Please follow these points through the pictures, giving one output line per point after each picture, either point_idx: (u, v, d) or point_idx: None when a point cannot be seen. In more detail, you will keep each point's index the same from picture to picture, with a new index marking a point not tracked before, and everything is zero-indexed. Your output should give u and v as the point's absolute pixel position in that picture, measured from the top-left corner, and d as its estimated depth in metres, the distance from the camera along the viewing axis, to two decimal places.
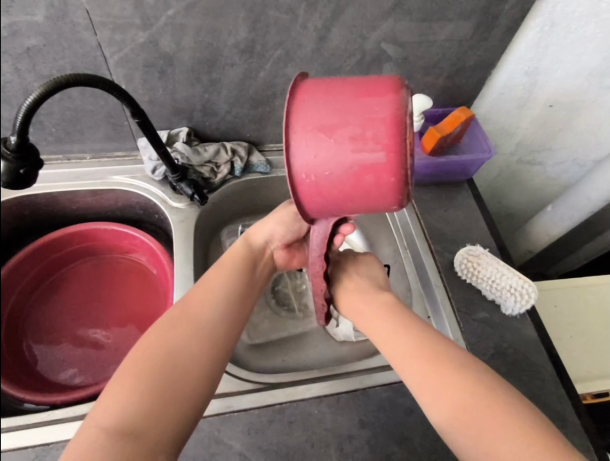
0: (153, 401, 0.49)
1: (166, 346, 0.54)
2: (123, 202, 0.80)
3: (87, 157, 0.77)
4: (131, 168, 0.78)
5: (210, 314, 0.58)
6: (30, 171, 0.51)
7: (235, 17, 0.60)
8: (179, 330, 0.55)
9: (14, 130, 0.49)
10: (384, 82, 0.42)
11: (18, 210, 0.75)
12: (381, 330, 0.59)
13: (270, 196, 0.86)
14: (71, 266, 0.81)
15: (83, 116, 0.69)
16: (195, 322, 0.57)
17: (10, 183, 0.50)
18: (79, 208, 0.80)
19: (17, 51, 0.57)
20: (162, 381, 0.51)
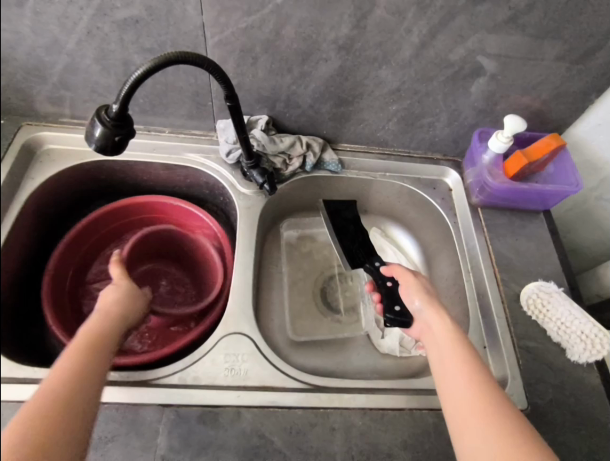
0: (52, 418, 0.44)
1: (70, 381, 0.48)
2: (192, 180, 0.81)
3: (166, 131, 0.79)
4: (206, 148, 0.79)
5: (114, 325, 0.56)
6: (123, 139, 0.53)
7: (341, 13, 0.59)
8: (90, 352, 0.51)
9: (118, 99, 0.50)
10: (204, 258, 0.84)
11: (96, 173, 0.79)
12: (436, 335, 0.60)
13: (334, 195, 0.85)
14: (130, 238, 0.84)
15: (171, 92, 0.71)
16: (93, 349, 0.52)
17: (105, 150, 0.52)
18: (150, 180, 0.82)
19: (125, 22, 0.59)
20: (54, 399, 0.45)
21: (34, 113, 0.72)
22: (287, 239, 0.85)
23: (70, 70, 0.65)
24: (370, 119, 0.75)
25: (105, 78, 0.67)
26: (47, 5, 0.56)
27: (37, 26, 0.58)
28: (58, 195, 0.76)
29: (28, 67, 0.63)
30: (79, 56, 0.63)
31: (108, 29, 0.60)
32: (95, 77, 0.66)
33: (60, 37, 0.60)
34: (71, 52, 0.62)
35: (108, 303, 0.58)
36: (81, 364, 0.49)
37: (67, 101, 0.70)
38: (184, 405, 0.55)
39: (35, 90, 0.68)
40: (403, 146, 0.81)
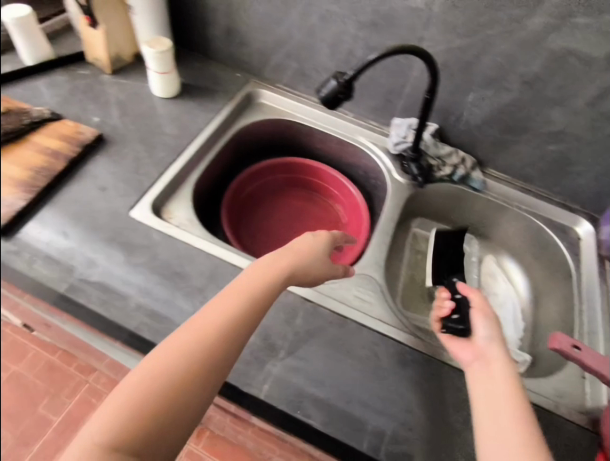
0: (177, 386, 0.47)
1: (170, 365, 0.48)
2: (354, 160, 0.99)
3: (351, 115, 0.97)
4: (376, 136, 0.96)
5: (243, 304, 0.54)
6: (343, 98, 0.74)
7: (537, 53, 0.72)
8: (222, 345, 0.51)
9: (356, 69, 0.71)
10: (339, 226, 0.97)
11: (286, 130, 1.00)
12: (488, 352, 0.60)
13: (466, 213, 0.96)
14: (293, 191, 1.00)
15: (370, 84, 0.89)
16: (217, 340, 0.51)
17: (327, 101, 0.74)
18: (322, 150, 1.02)
19: (366, 23, 0.79)
20: (151, 394, 0.46)
21: (261, 74, 0.98)
22: (414, 234, 0.98)
23: (306, 49, 0.89)
24: (524, 152, 0.86)
25: (328, 62, 0.89)
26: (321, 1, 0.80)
27: (304, 12, 0.83)
28: (256, 138, 0.99)
29: (279, 39, 0.90)
30: (320, 41, 0.86)
31: (351, 26, 0.81)
32: (322, 60, 0.90)
33: (316, 25, 0.84)
34: (316, 36, 0.86)
35: (225, 299, 0.54)
36: (204, 360, 0.49)
37: (289, 72, 0.96)
38: (320, 305, 0.69)
39: (275, 58, 0.94)
40: (547, 187, 0.90)
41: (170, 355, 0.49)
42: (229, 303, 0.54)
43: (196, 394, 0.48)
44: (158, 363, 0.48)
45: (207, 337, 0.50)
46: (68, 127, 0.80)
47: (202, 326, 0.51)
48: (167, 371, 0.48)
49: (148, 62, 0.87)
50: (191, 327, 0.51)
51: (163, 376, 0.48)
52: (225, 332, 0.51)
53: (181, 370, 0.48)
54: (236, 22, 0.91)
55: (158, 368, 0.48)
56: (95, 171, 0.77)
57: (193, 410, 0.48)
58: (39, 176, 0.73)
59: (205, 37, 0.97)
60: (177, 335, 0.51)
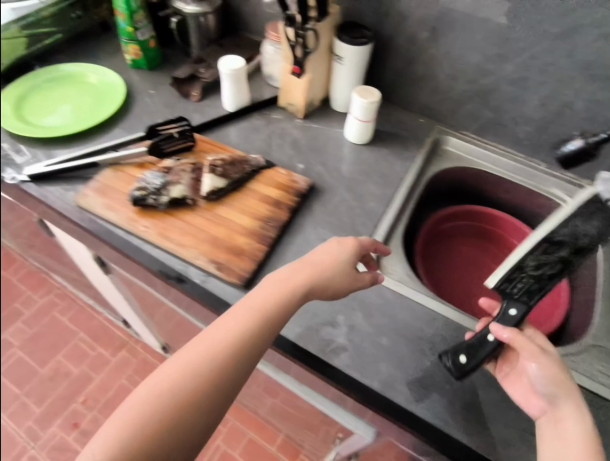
0: (193, 396, 0.49)
1: (189, 367, 0.51)
2: (542, 210, 0.95)
3: (542, 165, 0.94)
4: (572, 189, 0.91)
5: (272, 319, 0.56)
6: (585, 159, 0.71)
7: None
8: (235, 352, 0.53)
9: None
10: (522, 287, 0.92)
11: (468, 177, 0.98)
12: (554, 397, 0.52)
13: None
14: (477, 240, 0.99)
15: None
16: (238, 345, 0.53)
17: (566, 159, 0.72)
18: (503, 197, 0.99)
19: (598, 77, 0.75)
20: (173, 397, 0.49)
21: (447, 120, 0.97)
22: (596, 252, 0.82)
23: (510, 100, 0.86)
24: None
25: (532, 112, 0.86)
26: (547, 54, 0.77)
27: (521, 65, 0.80)
28: (440, 184, 0.98)
29: (481, 89, 0.88)
30: (531, 93, 0.83)
31: (577, 79, 0.77)
32: (525, 110, 0.86)
33: (531, 77, 0.81)
34: (529, 87, 0.83)
35: (255, 303, 0.56)
36: (222, 368, 0.51)
37: (481, 120, 0.94)
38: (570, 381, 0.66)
39: (466, 105, 0.92)
40: None
41: (198, 363, 0.51)
42: (249, 317, 0.55)
43: (208, 398, 0.50)
44: (180, 371, 0.51)
45: (221, 342, 0.52)
46: (283, 177, 0.81)
47: (220, 339, 0.53)
48: (200, 381, 0.50)
49: (353, 107, 0.87)
50: (209, 336, 0.53)
51: (188, 383, 0.50)
52: (241, 340, 0.53)
53: (202, 374, 0.51)
54: (433, 71, 0.90)
55: (190, 372, 0.51)
56: (312, 220, 0.78)
57: (212, 416, 0.50)
58: (268, 227, 0.74)
59: (393, 83, 0.97)
60: (205, 345, 0.52)
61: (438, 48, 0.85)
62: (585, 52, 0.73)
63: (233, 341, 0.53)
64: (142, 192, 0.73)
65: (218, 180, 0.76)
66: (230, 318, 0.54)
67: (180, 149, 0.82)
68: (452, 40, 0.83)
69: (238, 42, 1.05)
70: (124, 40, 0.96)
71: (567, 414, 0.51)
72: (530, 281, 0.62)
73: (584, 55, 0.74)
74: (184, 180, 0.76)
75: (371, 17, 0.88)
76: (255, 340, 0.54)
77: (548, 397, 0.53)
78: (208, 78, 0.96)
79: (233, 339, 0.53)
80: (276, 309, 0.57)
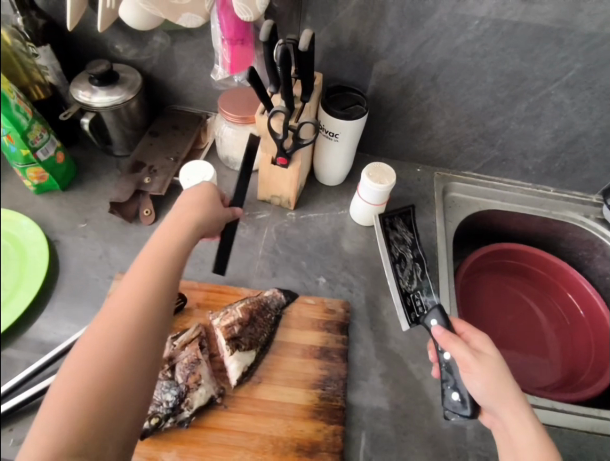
0: (114, 365, 0.36)
1: (93, 341, 0.37)
2: (560, 234, 0.87)
3: (551, 190, 0.86)
4: (586, 208, 0.84)
5: (164, 265, 0.43)
6: None
7: None
8: (142, 320, 0.39)
9: None
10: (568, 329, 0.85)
11: (479, 219, 0.86)
12: (473, 382, 0.49)
13: None
14: (505, 277, 0.91)
15: (594, 159, 0.77)
16: (145, 316, 0.39)
17: None
18: (517, 230, 0.89)
19: None
20: (92, 390, 0.35)
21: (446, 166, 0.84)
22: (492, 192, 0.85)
23: (519, 137, 0.76)
24: None
25: (543, 145, 0.77)
26: (564, 89, 0.67)
27: (536, 102, 0.70)
28: (460, 232, 0.88)
29: (486, 131, 0.76)
30: (543, 127, 0.74)
31: (595, 110, 0.69)
32: (536, 143, 0.77)
33: (544, 113, 0.71)
34: (541, 122, 0.73)
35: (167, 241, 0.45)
36: (137, 333, 0.38)
37: (484, 159, 0.82)
38: None
39: (469, 148, 0.80)
40: None
41: (104, 341, 0.37)
42: (144, 278, 0.41)
43: (137, 382, 0.37)
44: (86, 354, 0.36)
45: (133, 311, 0.39)
46: (316, 309, 0.64)
47: (129, 302, 0.39)
48: (109, 356, 0.37)
49: (361, 189, 0.70)
50: (112, 309, 0.39)
51: (100, 359, 0.36)
52: (146, 303, 0.40)
53: (110, 348, 0.37)
54: (430, 119, 0.76)
55: (90, 358, 0.36)
56: (370, 353, 0.62)
57: (139, 392, 0.37)
58: (329, 394, 0.57)
59: (379, 137, 0.81)
60: (104, 320, 0.38)
61: (436, 96, 0.72)
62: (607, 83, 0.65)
63: (133, 302, 0.39)
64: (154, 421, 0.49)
65: (247, 355, 0.56)
66: (128, 281, 0.41)
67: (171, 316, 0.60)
68: (453, 87, 0.70)
69: (175, 122, 0.80)
70: (19, 166, 0.68)
71: (508, 423, 0.47)
72: (414, 267, 0.66)
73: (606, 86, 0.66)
74: (203, 372, 0.54)
75: (351, 73, 0.71)
76: (174, 287, 0.43)
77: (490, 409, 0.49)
78: (159, 191, 0.71)
79: (141, 300, 0.40)
80: (169, 262, 0.43)
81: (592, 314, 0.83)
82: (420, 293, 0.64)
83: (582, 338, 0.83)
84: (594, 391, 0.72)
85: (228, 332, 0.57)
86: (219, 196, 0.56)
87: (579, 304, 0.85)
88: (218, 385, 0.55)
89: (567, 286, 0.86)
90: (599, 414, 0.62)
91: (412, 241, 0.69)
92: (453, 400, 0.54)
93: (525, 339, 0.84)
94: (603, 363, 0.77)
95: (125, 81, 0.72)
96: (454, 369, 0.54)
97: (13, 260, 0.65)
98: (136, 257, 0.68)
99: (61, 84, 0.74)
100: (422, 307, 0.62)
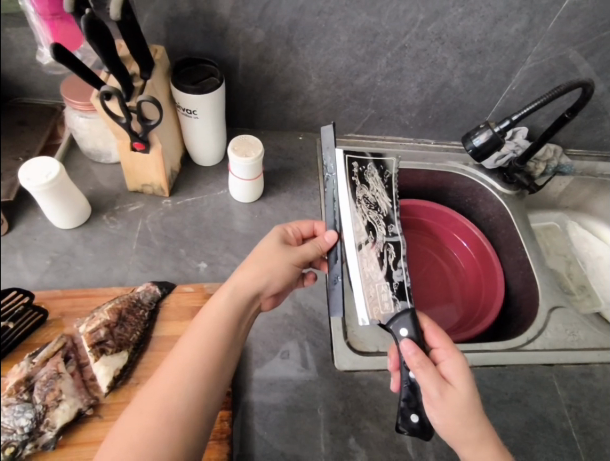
0: (207, 378, 0.44)
1: (191, 357, 0.45)
2: (445, 184, 0.90)
3: (431, 142, 0.88)
4: (464, 155, 0.88)
5: (252, 289, 0.52)
6: (493, 148, 0.68)
7: None
8: (218, 343, 0.47)
9: (517, 115, 0.65)
10: (464, 273, 0.90)
11: None
12: (439, 421, 0.47)
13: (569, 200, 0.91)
14: (404, 234, 0.94)
15: (461, 109, 0.79)
16: (226, 336, 0.48)
17: (476, 153, 0.69)
18: (407, 185, 0.91)
19: (469, 52, 0.69)
20: (193, 404, 0.43)
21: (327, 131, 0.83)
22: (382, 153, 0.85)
23: (389, 93, 0.76)
24: None
25: (412, 99, 0.78)
26: (416, 41, 0.67)
27: (393, 57, 0.70)
28: None
29: (356, 90, 0.76)
30: (407, 81, 0.74)
31: (449, 59, 0.70)
32: (406, 98, 0.78)
33: (405, 67, 0.72)
34: (405, 76, 0.73)
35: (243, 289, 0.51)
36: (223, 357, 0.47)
37: (363, 119, 0.82)
38: (564, 364, 0.68)
39: (345, 110, 0.79)
40: None
41: (194, 359, 0.45)
42: (236, 301, 0.50)
43: (210, 401, 0.44)
44: (190, 368, 0.44)
45: (219, 335, 0.47)
46: (195, 296, 0.61)
47: (218, 325, 0.48)
48: (182, 367, 0.44)
49: (232, 167, 0.67)
50: (197, 331, 0.47)
51: (188, 371, 0.44)
52: (228, 325, 0.49)
53: (194, 364, 0.44)
54: (298, 84, 0.74)
55: (181, 378, 0.43)
56: (259, 332, 0.61)
57: (211, 410, 0.44)
58: None
59: (254, 108, 0.78)
60: (193, 339, 0.46)
61: (298, 60, 0.70)
62: (454, 31, 0.66)
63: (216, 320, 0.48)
64: (8, 451, 0.46)
65: (116, 359, 0.53)
66: (212, 308, 0.49)
67: (30, 331, 0.55)
68: (311, 49, 0.68)
69: (20, 117, 0.72)
70: None
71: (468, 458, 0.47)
72: (382, 248, 0.62)
73: (453, 34, 0.67)
74: (64, 387, 0.50)
75: (204, 43, 0.67)
76: (232, 307, 0.50)
77: (448, 442, 0.48)
78: (8, 197, 0.64)
79: (214, 322, 0.48)
80: (253, 280, 0.52)
81: (481, 252, 0.88)
82: (390, 284, 0.60)
83: (476, 280, 0.88)
84: (483, 327, 0.77)
85: (93, 337, 0.53)
86: (288, 239, 0.59)
87: (470, 246, 0.90)
88: (88, 396, 0.51)
89: (460, 233, 0.91)
90: (481, 347, 0.67)
91: (386, 212, 0.66)
92: (409, 420, 0.51)
93: (426, 289, 0.87)
94: (492, 299, 0.83)
95: None
96: (418, 392, 0.51)
97: None
98: None
99: None
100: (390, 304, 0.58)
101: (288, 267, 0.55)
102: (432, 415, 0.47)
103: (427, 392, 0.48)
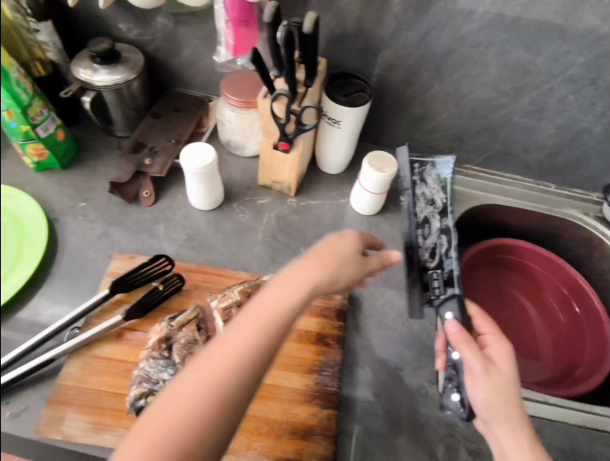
0: (261, 370, 0.39)
1: (245, 343, 0.39)
2: (558, 231, 0.88)
3: (553, 186, 0.86)
4: (585, 205, 0.85)
5: (313, 287, 0.43)
6: None
7: None
8: (274, 340, 0.40)
9: None
10: (565, 329, 0.86)
11: (481, 211, 0.86)
12: (477, 394, 0.47)
13: None
14: (504, 274, 0.92)
15: (595, 156, 0.77)
16: (270, 336, 0.40)
17: None
18: (516, 225, 0.90)
19: None
20: (230, 396, 0.37)
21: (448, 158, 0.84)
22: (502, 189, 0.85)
23: (523, 130, 0.76)
24: None
25: (545, 140, 0.77)
26: (568, 84, 0.67)
27: (539, 96, 0.70)
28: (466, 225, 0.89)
29: (490, 124, 0.76)
30: (546, 122, 0.73)
31: (599, 106, 0.69)
32: (539, 138, 0.77)
33: (548, 107, 0.71)
34: (545, 116, 0.73)
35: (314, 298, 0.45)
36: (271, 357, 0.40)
37: (487, 153, 0.82)
38: None
39: (472, 141, 0.80)
40: None
41: (243, 350, 0.38)
42: (288, 298, 0.42)
43: (243, 401, 0.38)
44: (249, 352, 0.38)
45: (277, 328, 0.40)
46: (314, 295, 0.64)
47: (276, 319, 0.40)
48: (236, 355, 0.38)
49: (364, 178, 0.70)
50: (259, 313, 0.40)
51: (238, 364, 0.38)
52: (278, 325, 0.40)
53: (252, 350, 0.39)
54: (434, 110, 0.76)
55: (228, 368, 0.38)
56: (367, 341, 0.63)
57: (236, 416, 0.38)
58: (325, 379, 0.57)
59: (383, 126, 0.81)
60: (251, 322, 0.40)
61: (441, 87, 0.72)
62: None
63: (270, 318, 0.40)
64: (150, 399, 0.50)
65: None
66: (275, 292, 0.42)
67: (169, 296, 0.60)
68: (457, 78, 0.70)
69: (177, 104, 0.79)
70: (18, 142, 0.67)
71: (503, 440, 0.46)
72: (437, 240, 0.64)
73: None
74: (200, 354, 0.54)
75: (357, 60, 0.71)
76: (291, 308, 0.41)
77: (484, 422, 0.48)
78: (160, 172, 0.70)
79: (267, 320, 0.40)
80: (314, 277, 0.44)
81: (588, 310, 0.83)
82: (440, 271, 0.62)
83: (578, 339, 0.84)
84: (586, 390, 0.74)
85: (226, 314, 0.57)
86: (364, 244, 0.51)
87: (575, 301, 0.86)
88: None
89: (566, 286, 0.88)
90: (591, 409, 0.63)
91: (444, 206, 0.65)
92: (453, 399, 0.54)
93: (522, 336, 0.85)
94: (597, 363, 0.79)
95: (126, 61, 0.71)
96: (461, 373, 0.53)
97: (9, 236, 0.65)
98: (136, 238, 0.68)
99: (62, 61, 0.72)
100: (439, 290, 0.61)
101: (355, 268, 0.47)
102: (471, 390, 0.48)
103: (472, 367, 0.49)
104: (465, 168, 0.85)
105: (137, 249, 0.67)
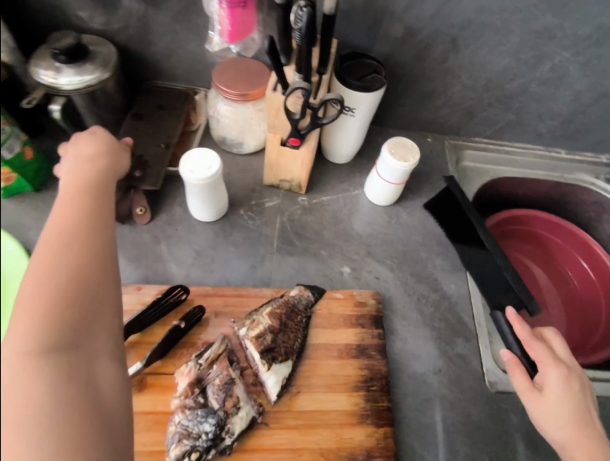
0: (79, 289, 0.36)
1: (46, 268, 0.36)
2: (569, 198, 0.86)
3: (562, 152, 0.83)
4: (596, 168, 0.83)
5: (89, 205, 0.42)
6: None
7: None
8: (76, 252, 0.38)
9: None
10: (579, 294, 0.85)
11: (493, 186, 0.83)
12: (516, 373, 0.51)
13: None
14: (516, 244, 0.89)
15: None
16: (75, 254, 0.38)
17: None
18: (526, 195, 0.87)
19: None
20: (72, 318, 0.35)
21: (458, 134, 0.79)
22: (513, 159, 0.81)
23: (538, 99, 0.72)
24: None
25: (560, 107, 0.73)
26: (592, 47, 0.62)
27: (560, 62, 0.65)
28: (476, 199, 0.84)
29: (505, 95, 0.71)
30: (564, 88, 0.69)
31: None
32: (554, 106, 0.73)
33: (568, 73, 0.67)
34: (564, 83, 0.68)
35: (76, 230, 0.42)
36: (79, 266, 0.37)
37: (499, 124, 0.77)
38: None
39: (484, 114, 0.75)
40: None
41: (51, 273, 0.36)
42: (69, 217, 0.40)
43: (92, 318, 0.36)
44: (41, 281, 0.36)
45: (61, 245, 0.38)
46: (346, 303, 0.59)
47: (58, 235, 0.38)
48: (42, 284, 0.35)
49: (383, 169, 0.64)
50: (49, 240, 0.38)
51: (44, 287, 0.35)
52: (83, 243, 0.39)
53: (48, 272, 0.36)
54: (445, 85, 0.70)
55: (46, 296, 0.35)
56: (407, 345, 0.59)
57: (98, 337, 0.36)
58: (373, 397, 0.53)
59: (389, 105, 0.74)
60: (52, 247, 0.38)
61: (455, 60, 0.65)
62: None
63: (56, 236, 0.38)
64: (194, 456, 0.46)
65: (284, 367, 0.52)
66: (65, 214, 0.40)
67: (190, 328, 0.54)
68: (474, 49, 0.64)
69: (159, 100, 0.69)
70: None
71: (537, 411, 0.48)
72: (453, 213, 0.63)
73: None
74: (239, 393, 0.50)
75: (363, 36, 0.63)
76: (65, 224, 0.40)
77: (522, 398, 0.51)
78: (155, 186, 0.61)
79: (72, 243, 0.38)
80: (86, 200, 0.42)
81: (605, 277, 0.82)
82: None
83: (594, 304, 0.83)
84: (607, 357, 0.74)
85: (260, 344, 0.52)
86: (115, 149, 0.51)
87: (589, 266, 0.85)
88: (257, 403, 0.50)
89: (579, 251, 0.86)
90: None
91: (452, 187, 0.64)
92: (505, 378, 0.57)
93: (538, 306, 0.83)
94: None
95: (95, 57, 0.59)
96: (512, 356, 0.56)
97: None
98: (138, 263, 0.60)
99: (16, 62, 0.62)
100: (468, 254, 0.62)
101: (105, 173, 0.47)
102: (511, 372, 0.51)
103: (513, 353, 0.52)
104: (473, 141, 0.80)
105: (142, 276, 0.60)
